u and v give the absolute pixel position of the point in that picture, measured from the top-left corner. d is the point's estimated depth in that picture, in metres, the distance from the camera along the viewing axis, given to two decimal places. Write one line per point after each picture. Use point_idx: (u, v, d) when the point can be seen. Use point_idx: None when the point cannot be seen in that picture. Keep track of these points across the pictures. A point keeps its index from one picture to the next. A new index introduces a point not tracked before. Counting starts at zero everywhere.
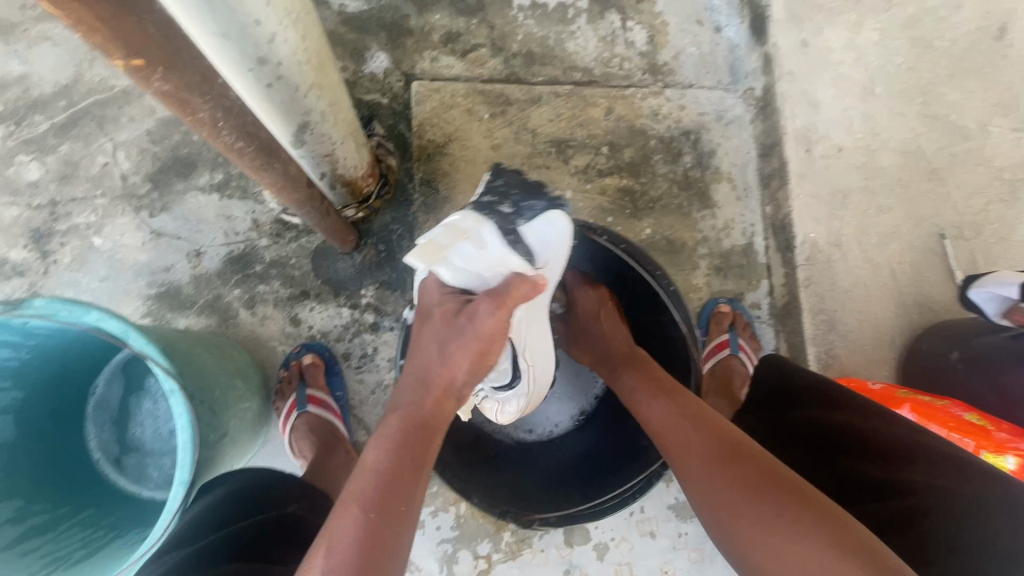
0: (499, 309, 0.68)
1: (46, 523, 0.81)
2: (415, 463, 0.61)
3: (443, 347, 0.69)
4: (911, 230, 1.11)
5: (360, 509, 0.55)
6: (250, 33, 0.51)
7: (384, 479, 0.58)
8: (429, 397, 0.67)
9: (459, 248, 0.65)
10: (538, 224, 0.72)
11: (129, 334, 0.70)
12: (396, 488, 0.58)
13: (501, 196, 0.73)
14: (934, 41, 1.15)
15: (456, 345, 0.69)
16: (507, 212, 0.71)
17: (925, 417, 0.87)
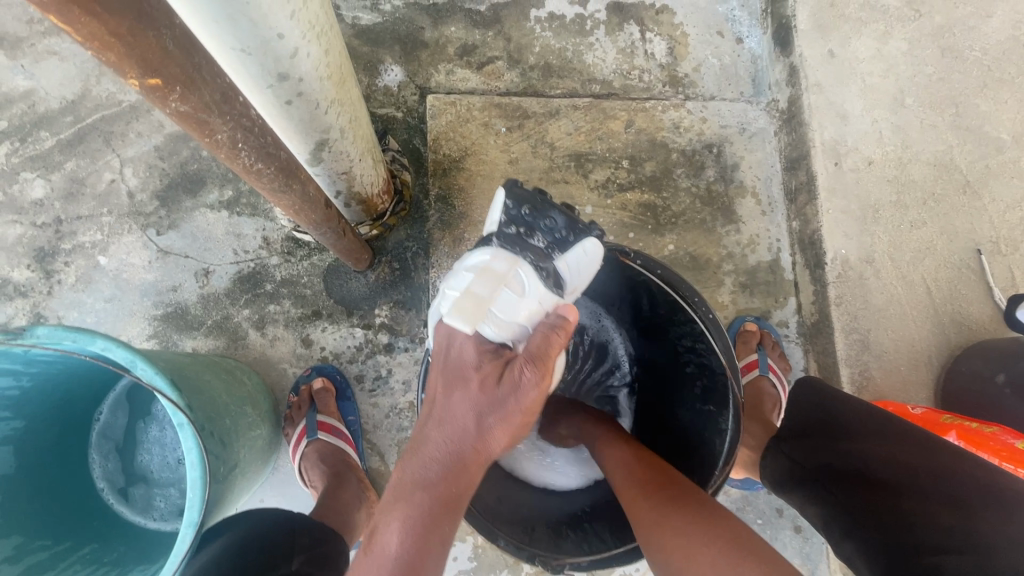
0: (543, 379, 0.59)
1: (44, 563, 0.76)
2: (435, 547, 0.55)
3: (479, 417, 0.59)
4: (947, 246, 1.07)
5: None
6: (272, 48, 0.47)
7: (403, 570, 0.53)
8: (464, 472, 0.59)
9: (502, 300, 0.62)
10: (573, 255, 0.69)
11: (137, 364, 0.65)
12: (415, 574, 0.53)
13: (528, 226, 0.69)
14: (964, 51, 1.12)
15: (497, 419, 0.59)
16: (539, 245, 0.68)
17: (974, 445, 0.82)
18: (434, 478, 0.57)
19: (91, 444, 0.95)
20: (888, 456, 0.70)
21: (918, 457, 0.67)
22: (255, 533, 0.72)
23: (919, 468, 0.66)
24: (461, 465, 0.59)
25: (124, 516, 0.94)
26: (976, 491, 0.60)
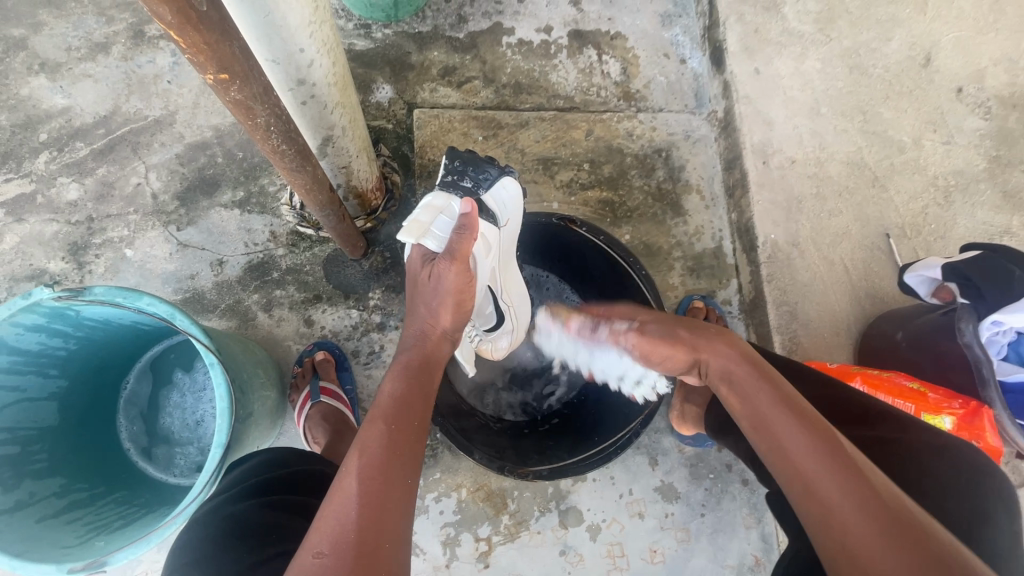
0: (456, 264, 0.80)
1: (84, 498, 0.89)
2: (420, 392, 0.74)
3: (428, 304, 0.82)
4: (860, 231, 1.25)
5: (385, 423, 0.67)
6: (295, 58, 0.64)
7: (400, 404, 0.70)
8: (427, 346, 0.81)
9: (438, 221, 0.86)
10: (494, 190, 0.94)
11: (175, 316, 0.80)
12: (410, 410, 0.70)
13: (459, 174, 0.94)
14: (869, 69, 1.33)
15: (437, 303, 0.82)
16: (468, 185, 0.93)
17: (874, 387, 0.99)
18: (410, 349, 0.80)
19: (119, 408, 1.08)
20: (812, 394, 0.86)
21: (830, 393, 0.84)
22: (281, 451, 0.90)
23: (834, 403, 0.83)
24: (424, 341, 0.81)
25: (148, 471, 1.06)
26: (871, 414, 0.79)
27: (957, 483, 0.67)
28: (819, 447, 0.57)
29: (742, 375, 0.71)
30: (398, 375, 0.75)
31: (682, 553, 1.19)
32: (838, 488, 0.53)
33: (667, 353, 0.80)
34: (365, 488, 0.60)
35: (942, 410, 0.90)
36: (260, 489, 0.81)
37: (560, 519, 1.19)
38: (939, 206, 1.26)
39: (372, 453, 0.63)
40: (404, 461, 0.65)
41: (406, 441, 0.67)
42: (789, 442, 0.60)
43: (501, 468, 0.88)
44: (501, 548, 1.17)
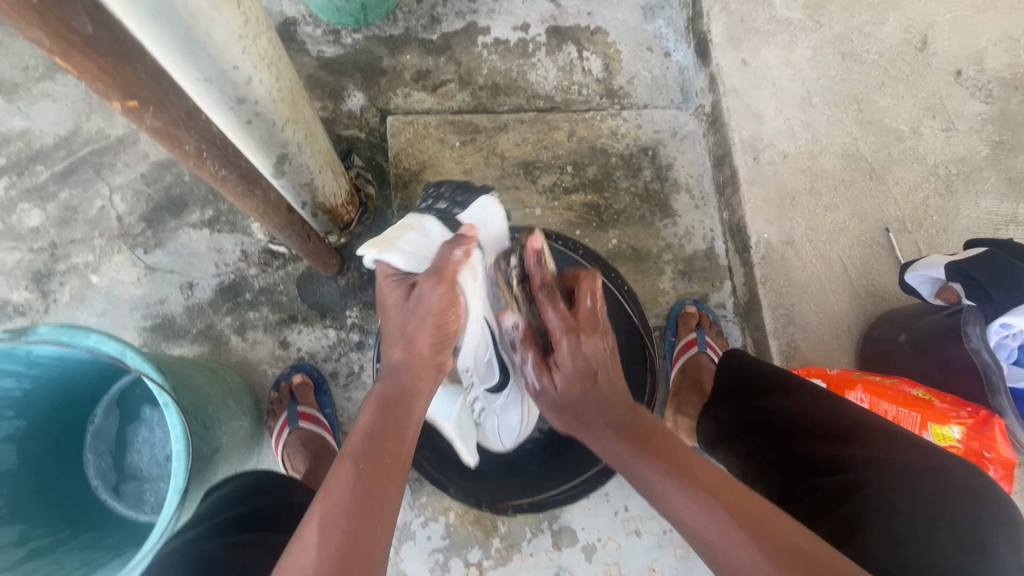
0: (441, 285, 0.69)
1: (45, 546, 0.83)
2: (402, 426, 0.67)
3: (404, 331, 0.71)
4: (859, 226, 1.19)
5: (352, 464, 0.60)
6: (228, 76, 0.58)
7: (372, 438, 0.63)
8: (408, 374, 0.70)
9: (407, 236, 0.73)
10: (472, 210, 0.83)
11: (126, 353, 0.75)
12: (385, 447, 0.63)
13: (436, 197, 0.85)
14: (863, 55, 1.26)
15: (416, 325, 0.70)
16: (443, 207, 0.83)
17: (876, 396, 0.94)
18: (388, 376, 0.71)
19: (87, 445, 1.04)
20: (788, 408, 0.80)
21: (812, 406, 0.79)
22: (257, 480, 0.84)
23: (811, 417, 0.78)
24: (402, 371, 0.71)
25: (117, 510, 1.02)
26: (854, 430, 0.74)
27: (943, 505, 0.63)
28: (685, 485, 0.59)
29: (597, 434, 0.70)
30: (378, 405, 0.67)
31: (681, 570, 1.14)
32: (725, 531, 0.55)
33: (566, 416, 0.74)
34: (325, 545, 0.54)
35: (949, 420, 0.87)
36: (230, 527, 0.75)
37: (553, 540, 1.14)
38: (941, 196, 1.20)
39: (336, 501, 0.57)
40: (376, 507, 0.58)
41: (383, 484, 0.60)
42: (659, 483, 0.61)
43: (479, 503, 0.93)
44: (492, 573, 1.12)
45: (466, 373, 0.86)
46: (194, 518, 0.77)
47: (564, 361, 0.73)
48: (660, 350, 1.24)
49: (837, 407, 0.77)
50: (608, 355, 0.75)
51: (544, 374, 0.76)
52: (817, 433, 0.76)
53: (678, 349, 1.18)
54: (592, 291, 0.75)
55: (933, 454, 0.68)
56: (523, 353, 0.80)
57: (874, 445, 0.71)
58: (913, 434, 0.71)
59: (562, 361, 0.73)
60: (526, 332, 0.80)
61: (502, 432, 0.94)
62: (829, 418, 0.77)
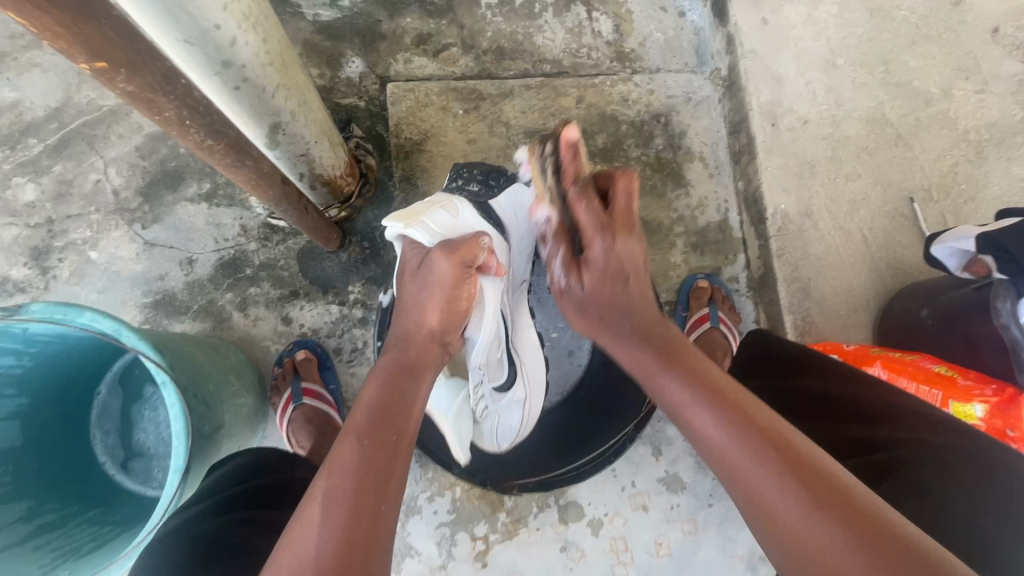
0: (451, 256, 0.70)
1: (53, 521, 0.83)
2: (407, 400, 0.66)
3: (416, 296, 0.73)
4: (881, 196, 1.14)
5: (355, 439, 0.59)
6: (211, 37, 0.54)
7: (376, 411, 0.63)
8: (418, 347, 0.73)
9: (435, 214, 0.77)
10: (506, 197, 0.89)
11: (122, 332, 0.73)
12: (391, 423, 0.62)
13: (468, 178, 0.99)
14: (892, 11, 1.18)
15: (426, 296, 0.72)
16: (474, 189, 0.98)
17: (895, 372, 0.91)
18: (392, 350, 0.73)
19: (92, 421, 1.03)
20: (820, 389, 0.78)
21: (838, 386, 0.76)
22: (257, 455, 0.84)
23: (838, 397, 0.76)
24: (407, 344, 0.73)
25: (125, 485, 1.02)
26: (889, 411, 0.71)
27: (986, 487, 0.61)
28: (710, 403, 0.61)
29: (620, 339, 0.74)
30: (382, 382, 0.67)
31: (689, 545, 1.13)
32: (749, 455, 0.55)
33: (588, 317, 0.78)
34: (326, 527, 0.51)
35: (972, 398, 0.83)
36: (233, 503, 0.74)
37: (560, 515, 1.13)
38: (970, 163, 1.14)
39: (338, 475, 0.55)
40: (382, 483, 0.56)
41: (390, 458, 0.58)
42: (681, 408, 0.63)
43: (484, 482, 0.92)
44: (499, 547, 1.12)
45: (477, 369, 0.81)
46: (198, 492, 0.77)
47: (596, 259, 0.75)
48: None
49: (866, 387, 0.74)
50: (638, 256, 0.76)
51: (572, 272, 0.79)
52: (847, 414, 0.74)
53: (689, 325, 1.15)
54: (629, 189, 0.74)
55: (967, 435, 0.65)
56: (553, 249, 0.82)
57: (909, 428, 0.68)
58: (948, 415, 0.68)
59: (593, 258, 0.76)
60: (557, 228, 0.81)
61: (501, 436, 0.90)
62: (861, 398, 0.73)
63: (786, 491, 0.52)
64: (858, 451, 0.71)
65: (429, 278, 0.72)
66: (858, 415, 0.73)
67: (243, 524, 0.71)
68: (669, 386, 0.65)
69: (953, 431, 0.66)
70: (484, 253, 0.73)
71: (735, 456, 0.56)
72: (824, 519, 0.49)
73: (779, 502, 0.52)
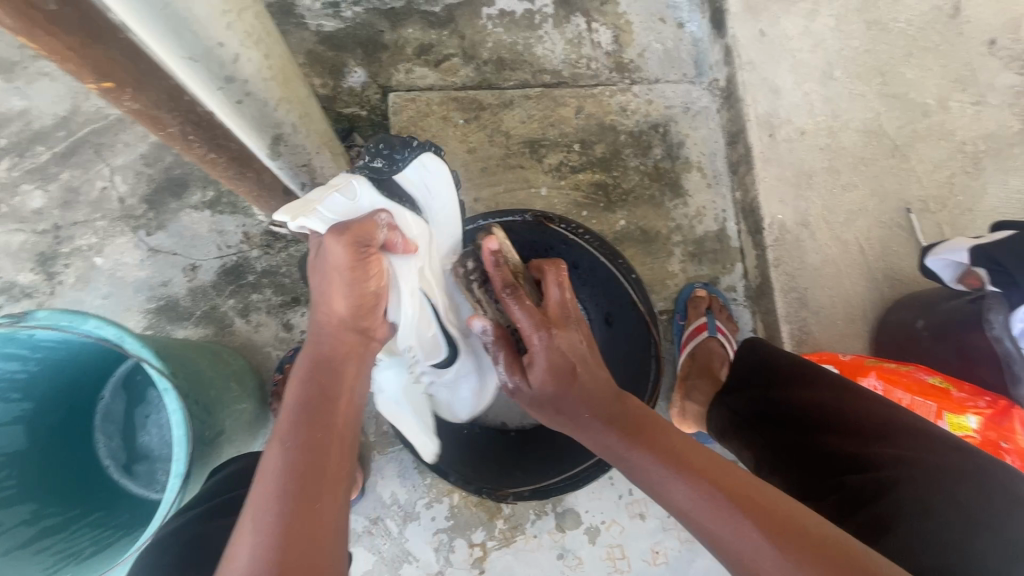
0: (343, 237, 0.65)
1: (56, 524, 0.84)
2: (330, 394, 0.63)
3: (325, 284, 0.67)
4: (878, 206, 1.14)
5: (280, 446, 0.57)
6: (214, 54, 0.55)
7: (300, 414, 0.60)
8: (334, 338, 0.67)
9: (331, 200, 0.72)
10: (411, 169, 0.83)
11: (125, 339, 0.74)
12: (314, 423, 0.59)
13: (374, 153, 0.83)
14: (889, 24, 1.19)
15: (336, 285, 0.67)
16: (379, 165, 0.82)
17: (890, 383, 0.91)
18: (310, 346, 0.67)
19: (96, 426, 1.05)
20: (809, 403, 0.79)
21: (833, 400, 0.77)
22: (258, 461, 0.85)
23: (832, 412, 0.76)
24: (323, 338, 0.67)
25: (128, 489, 1.03)
26: (881, 425, 0.73)
27: (978, 504, 0.64)
28: (681, 474, 0.56)
29: (582, 423, 0.66)
30: (306, 378, 0.64)
31: (685, 553, 1.14)
32: (707, 509, 0.53)
33: (545, 412, 0.69)
34: (259, 531, 0.52)
35: (966, 409, 0.84)
36: (234, 506, 0.75)
37: (557, 522, 1.14)
38: (967, 175, 1.15)
39: (267, 482, 0.55)
40: (315, 483, 0.56)
41: (322, 458, 0.58)
42: (652, 476, 0.58)
43: (479, 490, 0.91)
44: (496, 553, 1.13)
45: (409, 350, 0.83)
46: (198, 497, 0.78)
47: (537, 358, 0.68)
48: (667, 335, 1.21)
49: (861, 402, 0.75)
50: (586, 349, 0.70)
51: (516, 373, 0.72)
52: (841, 429, 0.75)
53: (686, 334, 1.15)
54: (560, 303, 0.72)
55: (962, 452, 0.67)
56: (495, 356, 0.76)
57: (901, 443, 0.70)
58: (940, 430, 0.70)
59: (536, 358, 0.69)
60: (497, 334, 0.76)
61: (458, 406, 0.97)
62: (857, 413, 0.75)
63: (750, 539, 0.50)
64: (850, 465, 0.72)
65: (320, 268, 0.68)
66: (852, 429, 0.74)
67: None
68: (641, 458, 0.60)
69: (945, 446, 0.68)
70: (383, 231, 0.69)
71: (715, 521, 0.52)
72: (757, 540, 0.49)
73: (750, 545, 0.49)
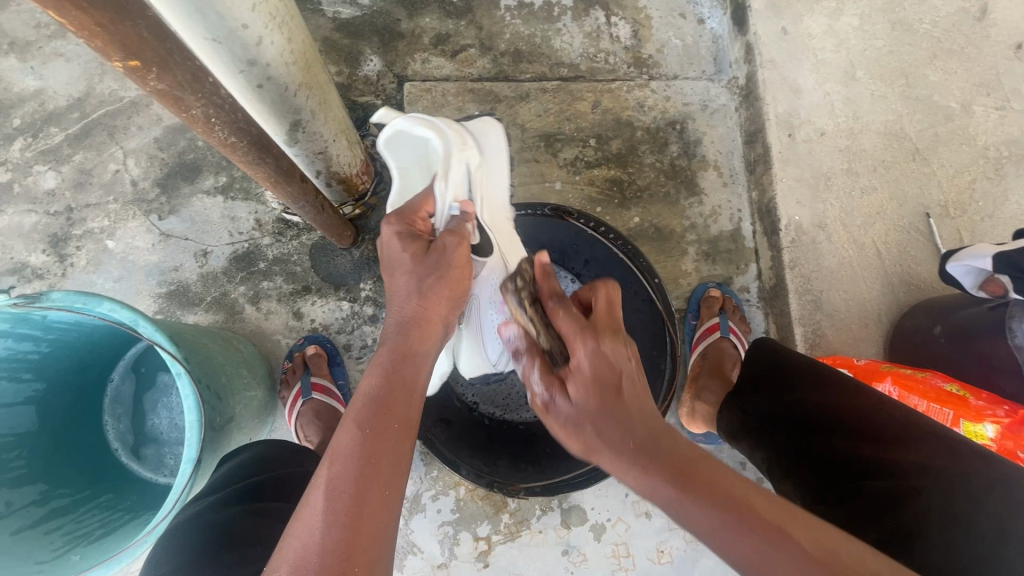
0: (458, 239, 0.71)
1: (66, 505, 0.84)
2: (409, 385, 0.62)
3: (421, 287, 0.67)
4: (897, 210, 1.13)
5: (357, 428, 0.57)
6: (238, 36, 0.55)
7: (376, 403, 0.59)
8: (411, 329, 0.65)
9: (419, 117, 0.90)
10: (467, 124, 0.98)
11: (139, 322, 0.73)
12: (392, 410, 0.59)
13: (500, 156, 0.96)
14: (914, 24, 1.18)
15: (425, 279, 0.67)
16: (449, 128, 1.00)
17: (906, 389, 0.90)
18: (391, 334, 0.65)
19: (105, 408, 1.05)
20: (831, 405, 0.78)
21: (854, 403, 0.76)
22: (267, 449, 0.85)
23: (854, 417, 0.75)
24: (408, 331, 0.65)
25: (136, 472, 1.04)
26: (907, 431, 0.71)
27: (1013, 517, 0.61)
28: (730, 518, 0.48)
29: (625, 449, 0.54)
30: (383, 366, 0.63)
31: (691, 554, 1.13)
32: (801, 572, 0.44)
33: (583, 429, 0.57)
34: (330, 516, 0.51)
35: (983, 418, 0.82)
36: (245, 493, 0.75)
37: (563, 518, 1.14)
38: (989, 180, 1.13)
39: (343, 466, 0.54)
40: (391, 469, 0.56)
41: (397, 447, 0.58)
42: (660, 498, 0.52)
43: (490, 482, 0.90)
44: (501, 547, 1.13)
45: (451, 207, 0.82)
46: (208, 485, 0.78)
47: (581, 365, 0.59)
48: (679, 333, 1.20)
49: (889, 407, 0.74)
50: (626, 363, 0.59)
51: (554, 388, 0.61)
52: (861, 433, 0.73)
53: (699, 333, 1.14)
54: (609, 306, 0.62)
55: (988, 462, 0.66)
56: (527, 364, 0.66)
57: (919, 447, 0.69)
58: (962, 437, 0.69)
59: (578, 365, 0.59)
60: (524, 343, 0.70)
61: (493, 351, 0.88)
62: (883, 420, 0.73)
63: None
64: (873, 474, 0.70)
65: (388, 242, 0.71)
66: (880, 436, 0.72)
67: (256, 513, 0.73)
68: (684, 506, 0.50)
69: (969, 455, 0.66)
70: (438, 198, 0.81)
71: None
72: None
73: None
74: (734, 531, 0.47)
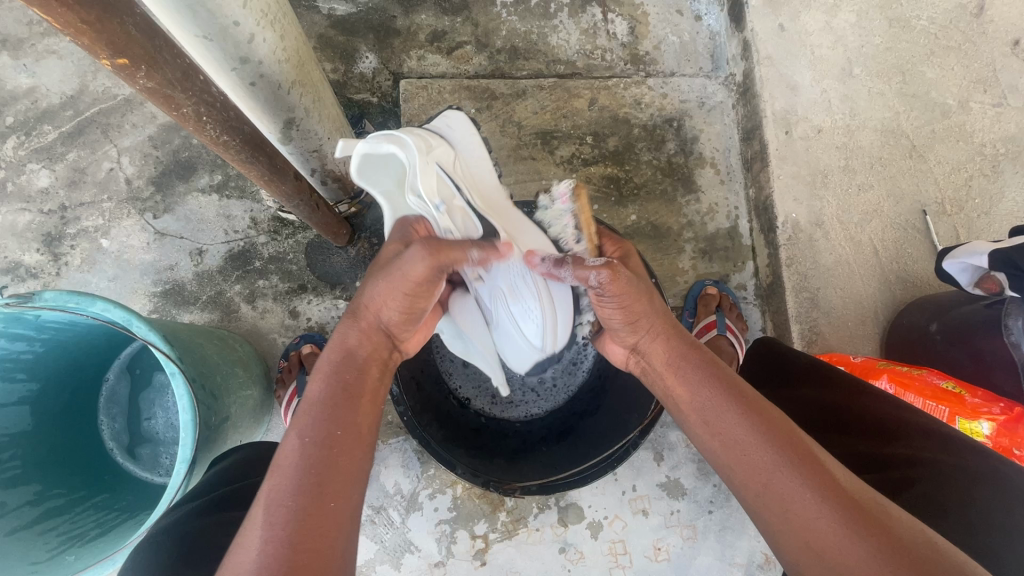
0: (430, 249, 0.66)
1: (61, 505, 0.83)
2: (355, 393, 0.63)
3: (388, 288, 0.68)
4: (894, 208, 1.13)
5: (298, 437, 0.57)
6: (229, 33, 0.55)
7: (321, 410, 0.60)
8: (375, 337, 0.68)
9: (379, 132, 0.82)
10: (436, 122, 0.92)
11: (133, 322, 0.72)
12: (338, 418, 0.60)
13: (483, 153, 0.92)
14: (912, 21, 1.17)
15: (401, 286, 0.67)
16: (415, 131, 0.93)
17: (902, 386, 0.91)
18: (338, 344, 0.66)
19: (100, 408, 1.04)
20: (823, 401, 0.79)
21: (846, 400, 0.77)
22: (254, 455, 0.85)
23: (846, 415, 0.76)
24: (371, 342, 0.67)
25: (132, 471, 1.04)
26: (896, 425, 0.72)
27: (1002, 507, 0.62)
28: (759, 424, 0.58)
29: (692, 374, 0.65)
30: (328, 373, 0.63)
31: (688, 551, 1.13)
32: (787, 465, 0.54)
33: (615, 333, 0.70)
34: (269, 527, 0.52)
35: (979, 415, 0.82)
36: (226, 502, 0.75)
37: (560, 516, 1.14)
38: (986, 177, 1.13)
39: (282, 474, 0.55)
40: (335, 478, 0.56)
41: (341, 456, 0.58)
42: (708, 409, 0.62)
43: (486, 482, 0.90)
44: (498, 546, 1.13)
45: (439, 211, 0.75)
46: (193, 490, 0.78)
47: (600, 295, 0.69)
48: None
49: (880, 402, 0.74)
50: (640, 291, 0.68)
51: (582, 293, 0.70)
52: (855, 429, 0.75)
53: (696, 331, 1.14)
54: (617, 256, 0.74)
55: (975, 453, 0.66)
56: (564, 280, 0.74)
57: (921, 446, 0.69)
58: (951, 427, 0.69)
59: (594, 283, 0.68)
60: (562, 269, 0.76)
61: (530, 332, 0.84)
62: (874, 415, 0.74)
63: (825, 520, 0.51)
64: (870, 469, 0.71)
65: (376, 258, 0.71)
66: (873, 432, 0.73)
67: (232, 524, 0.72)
68: (722, 413, 0.60)
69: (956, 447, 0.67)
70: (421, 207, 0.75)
71: (764, 464, 0.56)
72: (836, 524, 0.50)
73: (819, 524, 0.51)
74: (752, 430, 0.58)
